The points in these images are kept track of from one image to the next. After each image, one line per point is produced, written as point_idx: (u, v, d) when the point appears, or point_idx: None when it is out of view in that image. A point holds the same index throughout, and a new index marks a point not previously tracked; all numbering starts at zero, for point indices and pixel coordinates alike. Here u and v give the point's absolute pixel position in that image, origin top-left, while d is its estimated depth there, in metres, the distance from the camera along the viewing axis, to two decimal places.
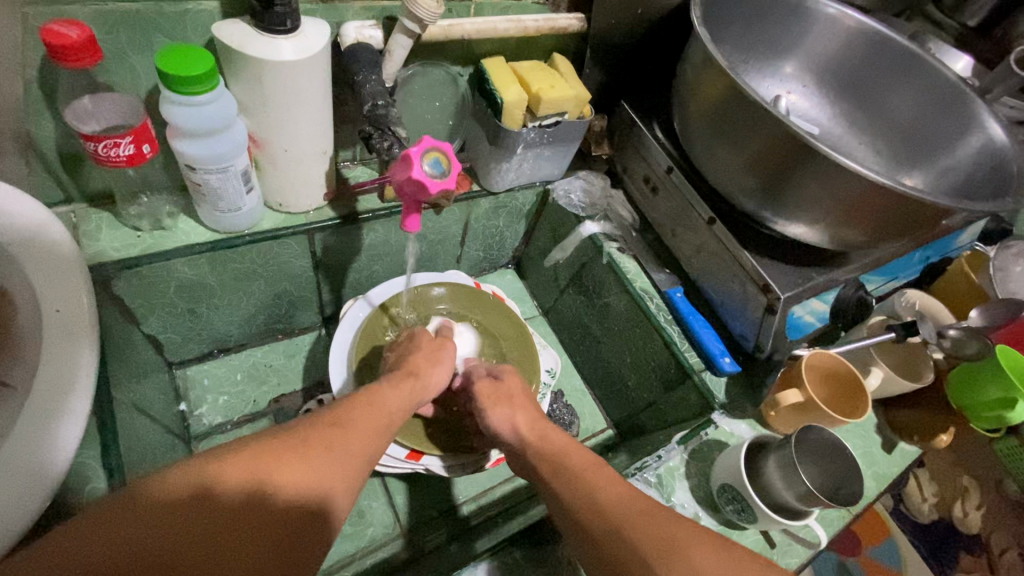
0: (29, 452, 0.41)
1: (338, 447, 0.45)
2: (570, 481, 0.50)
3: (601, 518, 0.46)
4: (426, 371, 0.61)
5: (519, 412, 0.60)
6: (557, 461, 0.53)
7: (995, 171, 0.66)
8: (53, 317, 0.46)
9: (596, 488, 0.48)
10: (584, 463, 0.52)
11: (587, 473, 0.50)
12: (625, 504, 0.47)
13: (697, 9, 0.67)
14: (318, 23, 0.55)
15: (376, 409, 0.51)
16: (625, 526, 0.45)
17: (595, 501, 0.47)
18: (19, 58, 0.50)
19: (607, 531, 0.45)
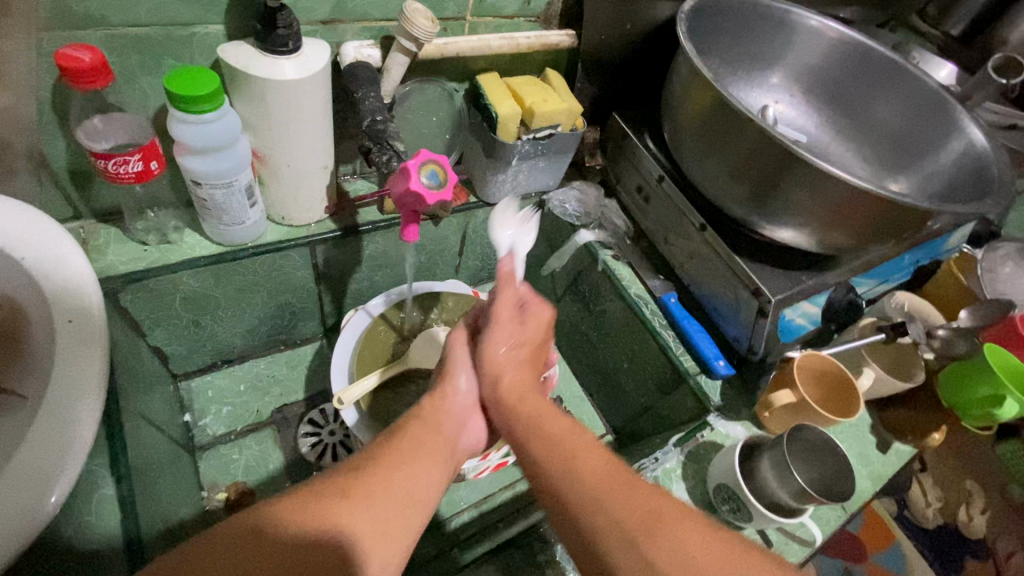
0: (42, 458, 0.42)
1: (358, 487, 0.44)
2: (549, 449, 0.49)
3: (583, 485, 0.46)
4: (454, 386, 0.60)
5: (518, 375, 0.59)
6: (535, 417, 0.54)
7: (977, 174, 0.68)
8: (66, 325, 0.48)
9: (574, 452, 0.48)
10: (558, 427, 0.52)
11: (561, 438, 0.50)
12: (607, 476, 0.46)
13: (683, 24, 0.70)
14: (318, 44, 0.57)
15: (406, 442, 0.51)
16: (604, 492, 0.45)
17: (571, 469, 0.47)
18: (35, 81, 0.52)
19: (586, 505, 0.45)
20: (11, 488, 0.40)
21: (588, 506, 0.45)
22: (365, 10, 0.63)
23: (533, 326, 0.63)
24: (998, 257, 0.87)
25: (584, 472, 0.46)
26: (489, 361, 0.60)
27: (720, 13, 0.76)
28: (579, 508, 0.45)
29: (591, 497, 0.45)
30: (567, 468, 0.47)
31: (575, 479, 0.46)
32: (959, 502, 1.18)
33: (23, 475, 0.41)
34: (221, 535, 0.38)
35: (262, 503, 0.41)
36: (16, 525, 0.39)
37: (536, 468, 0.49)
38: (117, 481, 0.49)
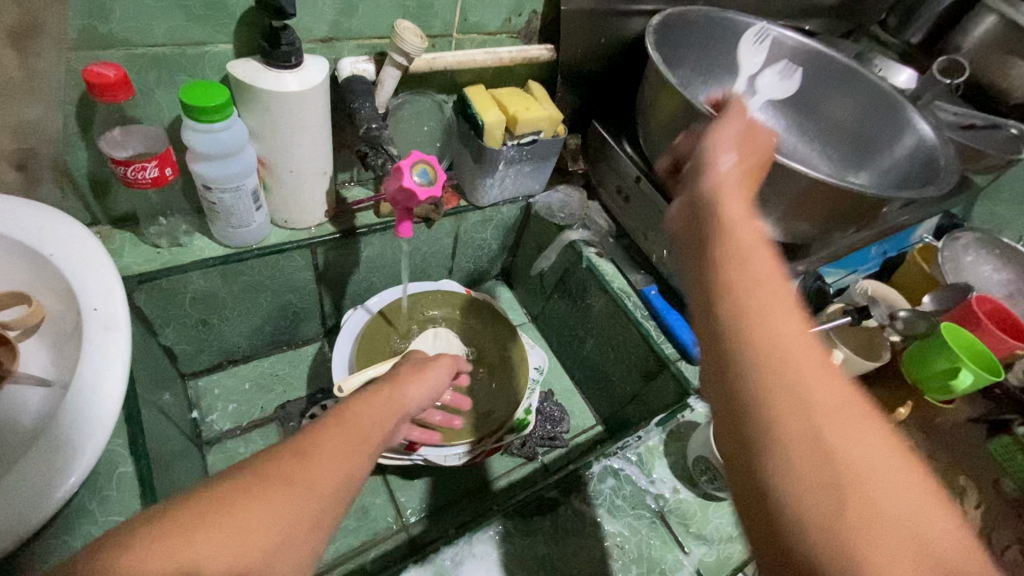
0: (70, 427, 0.46)
1: (308, 479, 0.40)
2: (741, 284, 0.40)
3: (765, 331, 0.37)
4: (408, 383, 0.54)
5: (740, 180, 0.48)
6: (744, 250, 0.42)
7: (929, 165, 0.75)
8: (92, 313, 0.52)
9: (771, 301, 0.39)
10: (755, 259, 0.41)
11: (761, 278, 0.40)
12: (798, 336, 0.37)
13: (652, 37, 0.76)
14: (318, 60, 0.63)
15: (350, 427, 0.46)
16: (791, 352, 0.36)
17: (768, 313, 0.38)
18: (63, 95, 0.57)
19: (769, 351, 0.36)
20: (42, 456, 0.44)
21: (766, 350, 0.36)
22: (359, 29, 0.69)
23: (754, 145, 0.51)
24: (959, 247, 0.93)
25: (779, 317, 0.38)
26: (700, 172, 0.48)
27: (688, 28, 0.83)
28: (757, 349, 0.36)
29: (777, 351, 0.36)
30: (757, 309, 0.38)
31: (765, 322, 0.37)
32: None
33: (51, 444, 0.45)
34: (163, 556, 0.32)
35: (201, 499, 0.36)
36: (53, 487, 0.43)
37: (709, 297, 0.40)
38: (135, 460, 0.53)
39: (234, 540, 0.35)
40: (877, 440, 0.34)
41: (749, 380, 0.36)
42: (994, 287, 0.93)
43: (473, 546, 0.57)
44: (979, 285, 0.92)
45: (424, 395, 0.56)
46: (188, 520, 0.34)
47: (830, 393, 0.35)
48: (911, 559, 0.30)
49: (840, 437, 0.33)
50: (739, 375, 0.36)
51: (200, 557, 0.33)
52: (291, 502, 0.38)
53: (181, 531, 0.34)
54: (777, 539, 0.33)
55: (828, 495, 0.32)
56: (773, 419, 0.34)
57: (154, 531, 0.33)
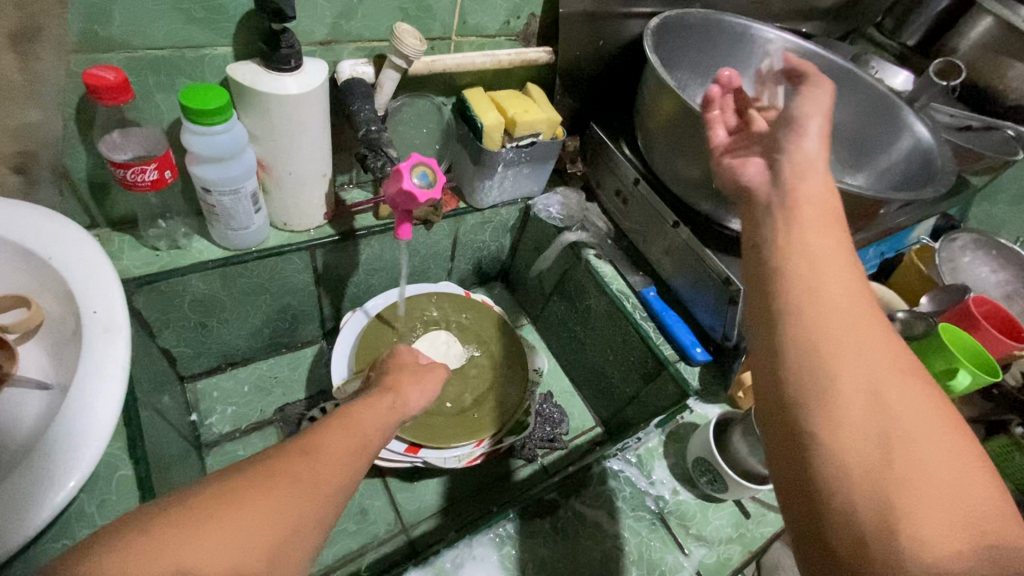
0: (70, 431, 0.46)
1: (312, 475, 0.40)
2: (806, 259, 0.43)
3: (825, 304, 0.41)
4: (406, 387, 0.55)
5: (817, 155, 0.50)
6: (815, 226, 0.45)
7: (925, 167, 0.76)
8: (91, 316, 0.52)
9: (834, 277, 0.42)
10: (828, 233, 0.45)
11: (836, 254, 0.44)
12: (855, 311, 0.41)
13: (650, 39, 0.76)
14: (318, 62, 0.63)
15: (350, 428, 0.46)
16: (857, 324, 0.40)
17: (838, 287, 0.42)
18: (62, 99, 0.57)
19: (839, 321, 0.40)
20: (42, 459, 0.44)
21: (824, 326, 0.40)
22: (359, 32, 0.69)
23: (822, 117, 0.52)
24: (955, 248, 0.93)
25: (849, 291, 0.42)
26: (787, 143, 0.51)
27: (686, 29, 0.83)
28: (824, 320, 0.40)
29: (840, 323, 0.40)
30: (824, 283, 0.42)
31: (830, 298, 0.41)
32: None
33: (50, 447, 0.45)
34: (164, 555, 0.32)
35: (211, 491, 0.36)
36: (53, 490, 0.43)
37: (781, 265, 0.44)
38: (134, 463, 0.53)
39: (236, 534, 0.35)
40: (924, 408, 0.37)
41: (814, 347, 0.39)
42: (991, 287, 0.93)
43: (473, 548, 0.57)
44: (976, 285, 0.93)
45: (423, 401, 0.55)
46: (189, 515, 0.34)
47: (887, 363, 0.39)
48: (951, 516, 0.34)
49: (896, 403, 0.37)
50: (805, 341, 0.40)
51: (206, 552, 0.33)
52: (295, 496, 0.38)
53: (180, 526, 0.34)
54: (813, 488, 0.37)
55: (876, 453, 0.36)
56: (833, 381, 0.38)
57: (155, 527, 0.33)
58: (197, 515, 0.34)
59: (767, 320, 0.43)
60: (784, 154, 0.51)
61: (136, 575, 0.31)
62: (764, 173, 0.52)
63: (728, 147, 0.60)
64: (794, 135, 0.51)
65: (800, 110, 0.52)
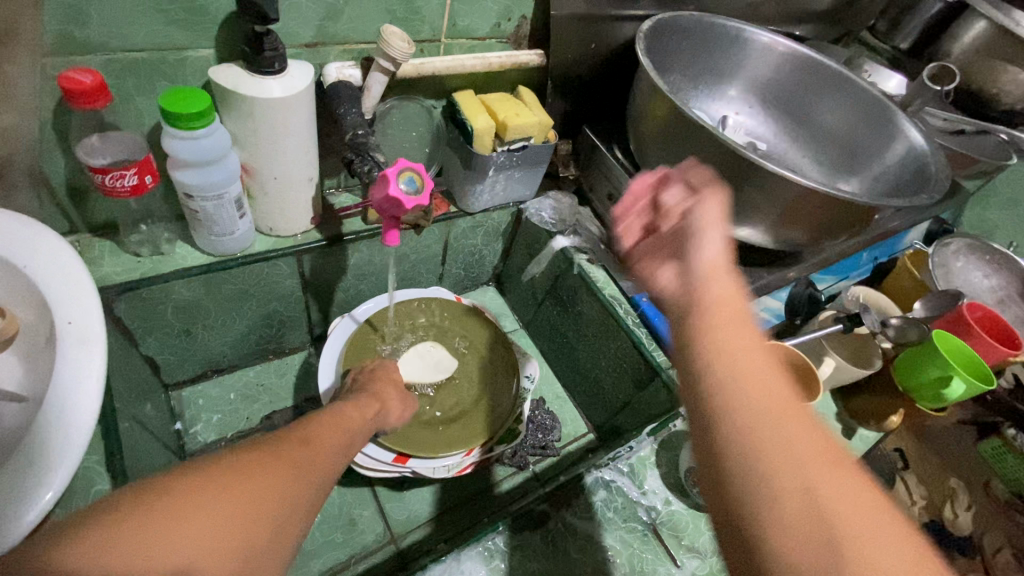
0: (41, 445, 0.44)
1: (311, 458, 0.43)
2: (716, 352, 0.38)
3: (736, 400, 0.35)
4: (391, 400, 0.63)
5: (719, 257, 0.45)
6: (727, 318, 0.40)
7: (918, 172, 0.75)
8: (65, 327, 0.50)
9: (748, 369, 0.36)
10: (735, 318, 0.40)
11: (747, 339, 0.39)
12: (773, 405, 0.35)
13: (641, 42, 0.76)
14: (303, 65, 0.62)
15: (335, 425, 0.50)
16: (776, 415, 0.34)
17: (751, 374, 0.36)
18: (38, 103, 0.56)
19: (754, 417, 0.34)
20: (12, 476, 0.43)
21: (738, 425, 0.34)
22: (346, 34, 0.68)
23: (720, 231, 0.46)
24: (949, 253, 0.93)
25: (763, 382, 0.36)
26: (685, 251, 0.46)
27: (681, 31, 0.82)
28: (738, 418, 0.34)
29: (758, 422, 0.34)
30: (734, 371, 0.37)
31: (741, 393, 0.35)
32: None
33: (22, 462, 0.43)
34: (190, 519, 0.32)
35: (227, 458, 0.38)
36: (25, 507, 0.42)
37: (686, 361, 0.39)
38: (112, 477, 0.51)
39: (256, 498, 0.36)
40: (871, 520, 0.30)
41: (731, 455, 0.34)
42: (984, 292, 0.93)
43: (461, 562, 0.56)
44: (969, 291, 0.92)
45: (401, 417, 0.64)
46: (207, 483, 0.35)
47: (813, 457, 0.32)
48: None
49: (835, 519, 0.30)
50: (723, 447, 0.34)
51: (230, 511, 0.34)
52: (300, 472, 0.41)
53: (198, 492, 0.34)
54: None
55: None
56: (755, 493, 0.32)
57: (174, 492, 0.33)
58: (217, 482, 0.35)
59: (689, 423, 0.37)
60: (684, 260, 0.46)
61: (170, 519, 0.32)
62: (674, 281, 0.45)
63: (642, 254, 0.51)
64: (694, 238, 0.46)
65: (695, 221, 0.47)
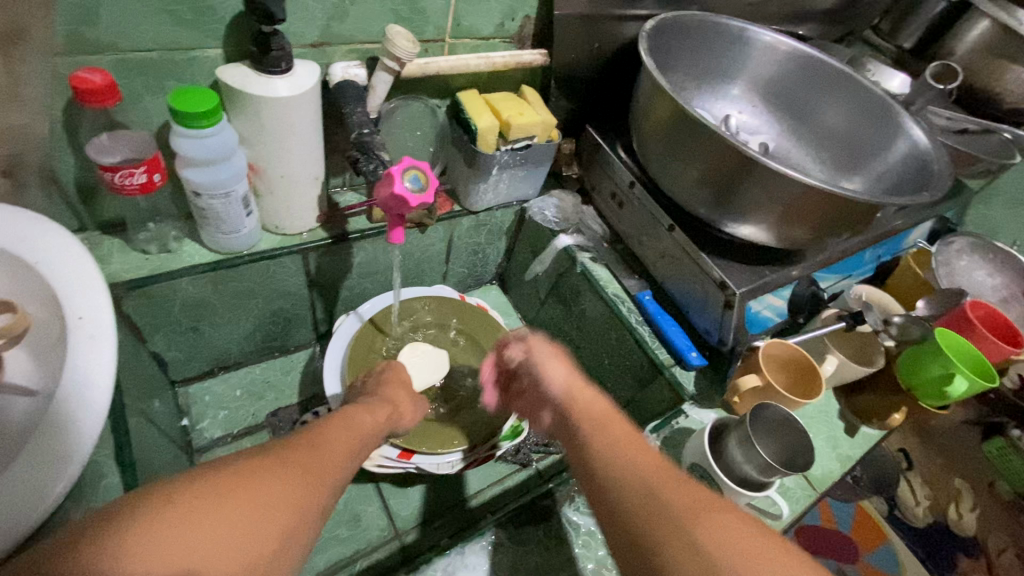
0: (51, 439, 0.45)
1: (320, 464, 0.43)
2: (602, 439, 0.51)
3: (622, 466, 0.47)
4: (405, 404, 0.64)
5: (572, 373, 0.61)
6: (601, 417, 0.54)
7: (921, 169, 0.75)
8: (76, 322, 0.51)
9: (630, 447, 0.49)
10: (610, 423, 0.53)
11: (617, 440, 0.50)
12: (652, 464, 0.47)
13: (644, 41, 0.76)
14: (308, 64, 0.62)
15: (347, 431, 0.50)
16: (655, 491, 0.44)
17: (627, 468, 0.47)
18: (48, 102, 0.57)
19: (638, 502, 0.44)
20: (24, 468, 0.44)
21: (627, 480, 0.46)
22: (351, 33, 0.68)
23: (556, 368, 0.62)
24: (953, 251, 0.93)
25: (635, 469, 0.47)
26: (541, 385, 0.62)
27: (683, 31, 0.82)
28: (626, 475, 0.46)
29: (643, 475, 0.46)
30: (618, 457, 0.48)
31: (626, 457, 0.48)
32: (948, 500, 1.27)
33: (33, 455, 0.44)
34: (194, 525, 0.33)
35: (231, 468, 0.38)
36: (36, 499, 0.42)
37: (580, 448, 0.52)
38: (121, 470, 0.52)
39: (261, 507, 0.37)
40: (737, 529, 0.41)
41: (629, 502, 0.44)
42: (988, 291, 0.93)
43: (465, 556, 0.57)
44: (973, 289, 0.92)
45: (412, 420, 0.65)
46: (213, 490, 0.36)
47: (690, 491, 0.44)
48: None
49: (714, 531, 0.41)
50: (619, 496, 0.45)
51: (236, 522, 0.35)
52: (308, 478, 0.41)
53: (205, 499, 0.35)
54: None
55: None
56: (648, 527, 0.42)
57: (179, 500, 0.34)
58: (224, 489, 0.36)
59: (591, 491, 0.48)
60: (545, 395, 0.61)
61: (174, 532, 0.33)
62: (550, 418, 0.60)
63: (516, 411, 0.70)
64: (541, 372, 0.63)
65: (537, 358, 0.64)
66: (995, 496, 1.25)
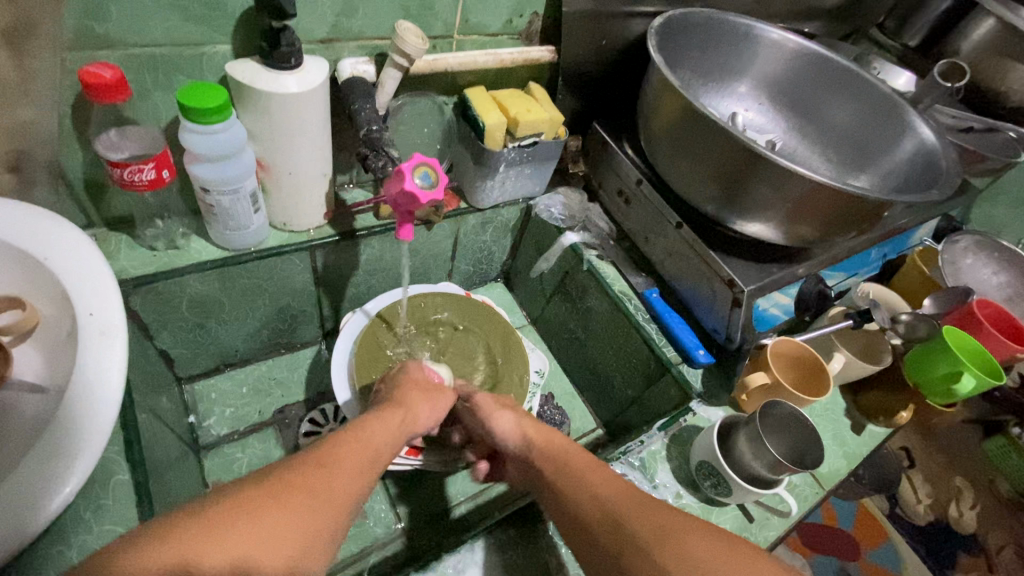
0: (63, 436, 0.45)
1: (327, 484, 0.46)
2: (573, 484, 0.54)
3: (601, 506, 0.51)
4: (418, 403, 0.63)
5: (525, 418, 0.65)
6: (561, 461, 0.58)
7: (929, 168, 0.75)
8: (86, 319, 0.51)
9: (600, 486, 0.53)
10: (583, 463, 0.57)
11: (583, 477, 0.55)
12: (627, 498, 0.51)
13: (653, 38, 0.76)
14: (318, 60, 0.62)
15: (361, 445, 0.52)
16: (625, 521, 0.49)
17: (596, 501, 0.52)
18: (57, 97, 0.56)
19: (608, 530, 0.49)
20: (37, 464, 0.43)
21: (605, 515, 0.50)
22: (360, 29, 0.68)
23: (505, 421, 0.65)
24: (958, 249, 0.93)
25: (603, 501, 0.51)
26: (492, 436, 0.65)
27: (690, 29, 0.82)
28: (603, 512, 0.50)
29: (619, 511, 0.50)
30: (589, 498, 0.52)
31: (600, 492, 0.52)
32: (949, 499, 1.27)
33: (45, 452, 0.44)
34: (193, 555, 0.37)
35: (243, 494, 0.42)
36: (50, 496, 0.42)
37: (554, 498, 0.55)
38: (132, 467, 0.52)
39: (267, 528, 0.40)
40: (713, 550, 0.45)
41: (610, 538, 0.49)
42: (993, 289, 0.93)
43: (474, 553, 0.57)
44: (978, 288, 0.93)
45: (432, 417, 0.64)
46: (215, 520, 0.39)
47: (669, 522, 0.48)
48: None
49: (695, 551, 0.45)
50: (601, 531, 0.49)
51: (244, 542, 0.39)
52: (314, 501, 0.44)
53: (205, 530, 0.38)
54: None
55: None
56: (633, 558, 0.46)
57: (193, 521, 0.39)
58: (234, 512, 0.40)
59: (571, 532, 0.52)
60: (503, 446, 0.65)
61: (188, 547, 0.37)
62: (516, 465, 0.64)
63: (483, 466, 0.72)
64: (488, 422, 0.65)
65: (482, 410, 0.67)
66: (995, 494, 1.27)
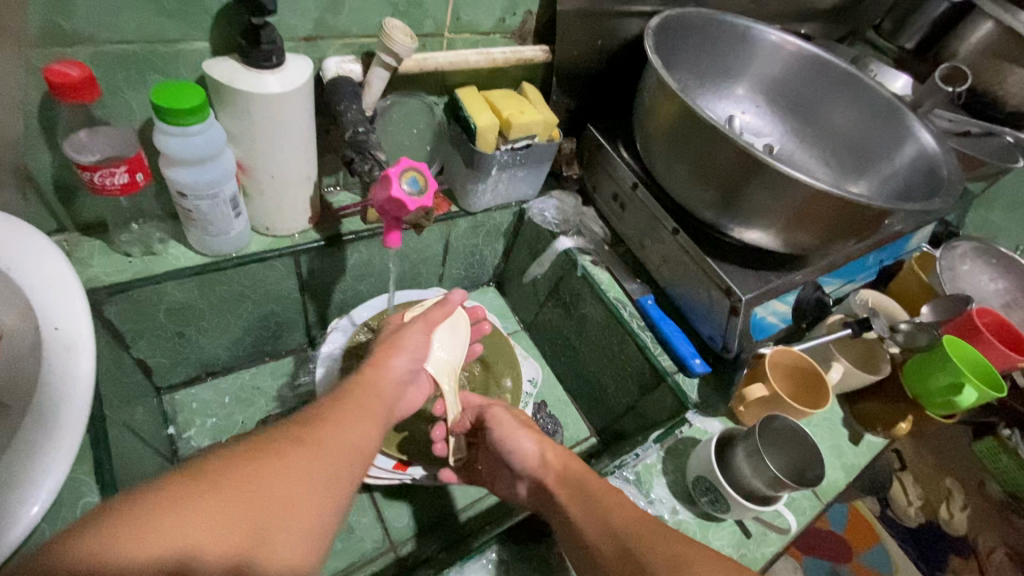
0: (22, 461, 0.42)
1: (320, 444, 0.45)
2: (584, 506, 0.54)
3: (610, 532, 0.51)
4: (388, 358, 0.60)
5: (545, 442, 0.63)
6: (579, 480, 0.57)
7: (930, 174, 0.73)
8: (52, 333, 0.48)
9: (609, 511, 0.53)
10: (572, 472, 0.58)
11: (599, 498, 0.54)
12: (638, 524, 0.51)
13: (650, 39, 0.73)
14: (301, 59, 0.60)
15: (353, 406, 0.51)
16: (632, 544, 0.49)
17: (606, 528, 0.51)
18: (22, 96, 0.53)
19: (616, 553, 0.49)
20: None
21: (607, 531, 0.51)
22: (346, 27, 0.65)
23: (526, 440, 0.63)
24: (956, 255, 0.92)
25: (613, 526, 0.51)
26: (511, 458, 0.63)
27: (688, 29, 0.80)
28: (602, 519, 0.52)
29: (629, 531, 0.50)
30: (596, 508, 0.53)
31: (610, 513, 0.52)
32: (940, 499, 1.27)
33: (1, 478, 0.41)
34: (189, 521, 0.36)
35: (228, 460, 0.41)
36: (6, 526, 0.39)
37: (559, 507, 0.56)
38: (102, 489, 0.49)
39: (260, 494, 0.40)
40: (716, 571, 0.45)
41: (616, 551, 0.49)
42: (992, 296, 0.92)
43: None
44: (976, 295, 0.91)
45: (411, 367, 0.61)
46: (206, 485, 0.38)
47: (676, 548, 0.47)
48: None
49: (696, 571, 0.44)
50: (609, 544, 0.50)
51: (234, 506, 0.38)
52: (310, 460, 0.44)
53: (192, 496, 0.37)
54: None
55: None
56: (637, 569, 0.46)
57: (175, 492, 0.37)
58: (224, 478, 0.39)
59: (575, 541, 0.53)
60: (525, 473, 0.62)
61: (172, 519, 0.36)
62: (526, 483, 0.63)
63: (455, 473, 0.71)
64: (510, 441, 0.64)
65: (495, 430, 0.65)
66: (986, 496, 1.24)
